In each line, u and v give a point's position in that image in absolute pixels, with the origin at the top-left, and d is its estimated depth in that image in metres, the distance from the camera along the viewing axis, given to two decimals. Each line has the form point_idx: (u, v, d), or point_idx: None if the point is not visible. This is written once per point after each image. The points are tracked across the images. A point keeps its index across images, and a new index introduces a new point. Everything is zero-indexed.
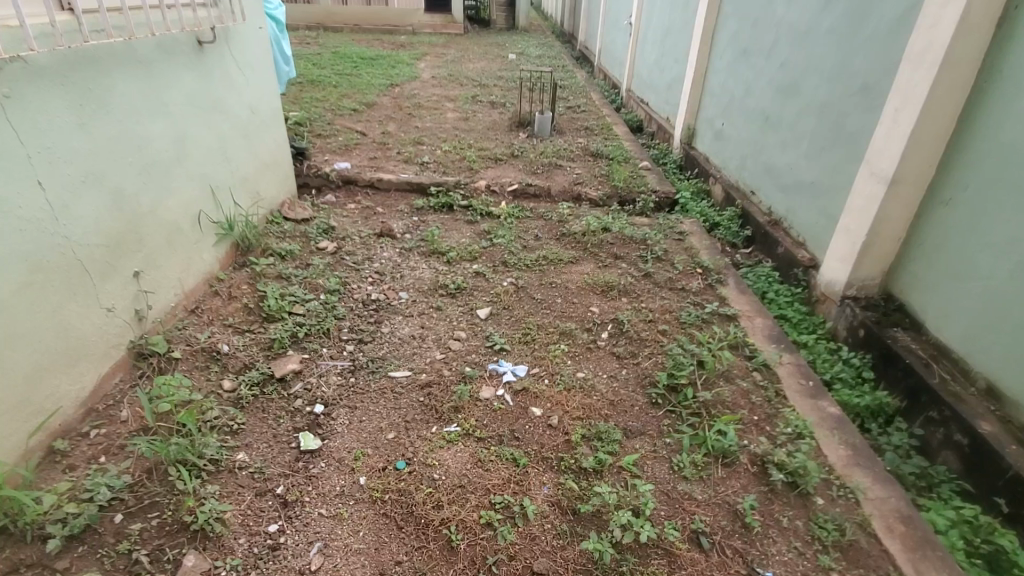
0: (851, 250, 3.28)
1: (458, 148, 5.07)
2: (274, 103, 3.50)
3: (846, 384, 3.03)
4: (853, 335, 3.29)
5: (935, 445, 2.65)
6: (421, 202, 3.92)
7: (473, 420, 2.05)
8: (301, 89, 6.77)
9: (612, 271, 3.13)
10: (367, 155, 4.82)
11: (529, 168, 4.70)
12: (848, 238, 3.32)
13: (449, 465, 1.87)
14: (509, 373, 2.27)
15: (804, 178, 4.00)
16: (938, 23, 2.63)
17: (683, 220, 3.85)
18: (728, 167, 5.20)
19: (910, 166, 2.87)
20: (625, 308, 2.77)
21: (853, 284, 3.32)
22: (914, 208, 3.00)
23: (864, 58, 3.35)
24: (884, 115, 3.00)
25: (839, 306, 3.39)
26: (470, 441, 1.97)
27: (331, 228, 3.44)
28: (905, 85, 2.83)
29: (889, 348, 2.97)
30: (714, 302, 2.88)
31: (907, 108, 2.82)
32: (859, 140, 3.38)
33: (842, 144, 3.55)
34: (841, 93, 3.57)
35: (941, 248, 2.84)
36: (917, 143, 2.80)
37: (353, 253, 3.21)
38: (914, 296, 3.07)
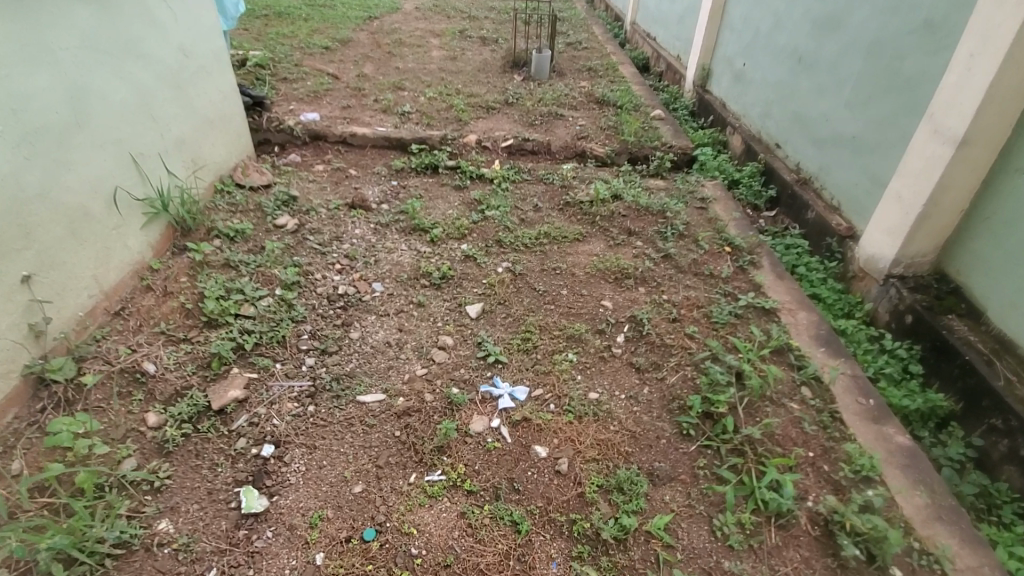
0: (901, 222, 2.76)
1: (444, 94, 4.42)
2: (218, 44, 2.87)
3: (891, 381, 2.58)
4: (897, 320, 2.83)
5: (996, 458, 2.23)
6: (400, 163, 3.35)
7: (463, 465, 1.64)
8: (266, 23, 5.94)
9: (625, 252, 2.65)
10: (339, 103, 4.17)
11: (526, 118, 4.09)
12: (898, 208, 2.79)
13: (431, 531, 1.48)
14: (506, 398, 1.83)
15: (843, 131, 3.42)
16: None
17: (705, 183, 3.32)
18: (749, 116, 4.58)
19: (986, 122, 2.33)
20: (643, 302, 2.31)
21: (901, 261, 2.81)
22: (984, 174, 2.47)
23: None
24: (955, 56, 2.43)
25: (879, 285, 2.92)
26: (457, 494, 1.57)
27: (292, 199, 2.90)
28: (986, 18, 2.26)
29: (945, 340, 2.51)
30: (747, 292, 2.42)
31: (987, 48, 2.26)
32: (919, 88, 2.81)
33: (897, 93, 2.97)
34: (898, 29, 2.96)
35: (1011, 224, 2.36)
36: (998, 93, 2.25)
37: (318, 232, 2.70)
38: (975, 277, 2.57)
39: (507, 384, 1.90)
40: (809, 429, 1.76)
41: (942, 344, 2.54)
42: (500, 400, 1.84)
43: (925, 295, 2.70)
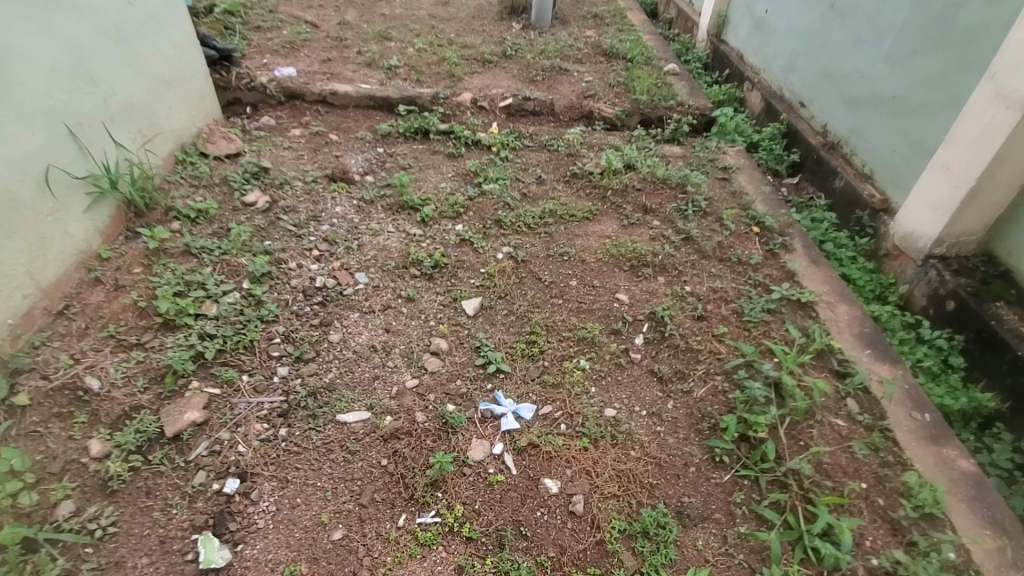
0: (947, 197, 2.43)
1: (435, 45, 3.96)
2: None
3: (929, 376, 2.35)
4: (936, 305, 2.54)
5: None
6: (386, 127, 2.97)
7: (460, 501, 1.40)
8: None
9: (641, 231, 2.33)
10: (317, 56, 3.72)
11: (526, 74, 3.67)
12: (945, 181, 2.46)
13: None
14: (510, 419, 1.58)
15: (879, 90, 3.04)
16: None
17: (726, 149, 2.95)
18: (770, 70, 4.14)
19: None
20: (663, 295, 2.02)
21: (945, 241, 2.50)
22: None
23: None
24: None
25: (916, 266, 2.63)
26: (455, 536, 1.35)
27: (263, 171, 2.55)
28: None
29: (994, 333, 2.27)
30: (780, 281, 2.14)
31: None
32: (979, 41, 2.44)
33: (950, 46, 2.59)
34: None
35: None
36: None
37: (293, 212, 2.37)
38: None
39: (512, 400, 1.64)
40: (860, 454, 1.53)
41: (988, 336, 2.30)
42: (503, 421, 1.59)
43: (972, 279, 2.44)
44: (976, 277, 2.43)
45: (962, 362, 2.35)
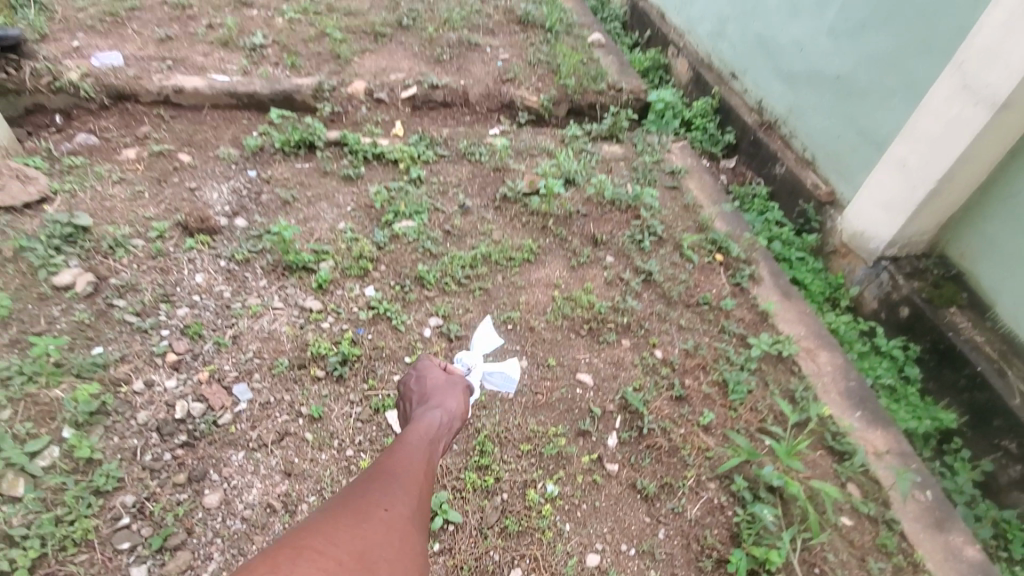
0: (905, 197, 2.28)
1: (310, 12, 3.17)
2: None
3: (889, 394, 2.20)
4: (890, 312, 2.42)
5: (1004, 482, 1.97)
6: (256, 141, 2.30)
7: (446, 390, 1.26)
8: None
9: (592, 272, 1.94)
10: (153, 33, 2.86)
11: (429, 51, 3.02)
12: (902, 179, 2.28)
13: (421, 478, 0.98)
14: (506, 370, 1.50)
15: (824, 69, 2.73)
16: None
17: (670, 146, 2.60)
18: (696, 34, 3.60)
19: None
20: (632, 367, 1.68)
21: (897, 243, 2.38)
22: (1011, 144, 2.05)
23: None
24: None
25: (867, 266, 2.49)
26: (447, 436, 1.17)
27: (81, 230, 1.86)
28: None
29: (950, 344, 2.18)
30: (755, 329, 1.84)
31: None
32: (935, 28, 2.21)
33: (898, 29, 2.36)
34: None
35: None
36: None
37: (132, 291, 1.74)
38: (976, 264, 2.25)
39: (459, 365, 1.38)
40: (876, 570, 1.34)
41: (946, 348, 2.19)
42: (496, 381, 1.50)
43: (925, 283, 2.33)
44: (927, 280, 2.34)
45: (918, 374, 2.24)
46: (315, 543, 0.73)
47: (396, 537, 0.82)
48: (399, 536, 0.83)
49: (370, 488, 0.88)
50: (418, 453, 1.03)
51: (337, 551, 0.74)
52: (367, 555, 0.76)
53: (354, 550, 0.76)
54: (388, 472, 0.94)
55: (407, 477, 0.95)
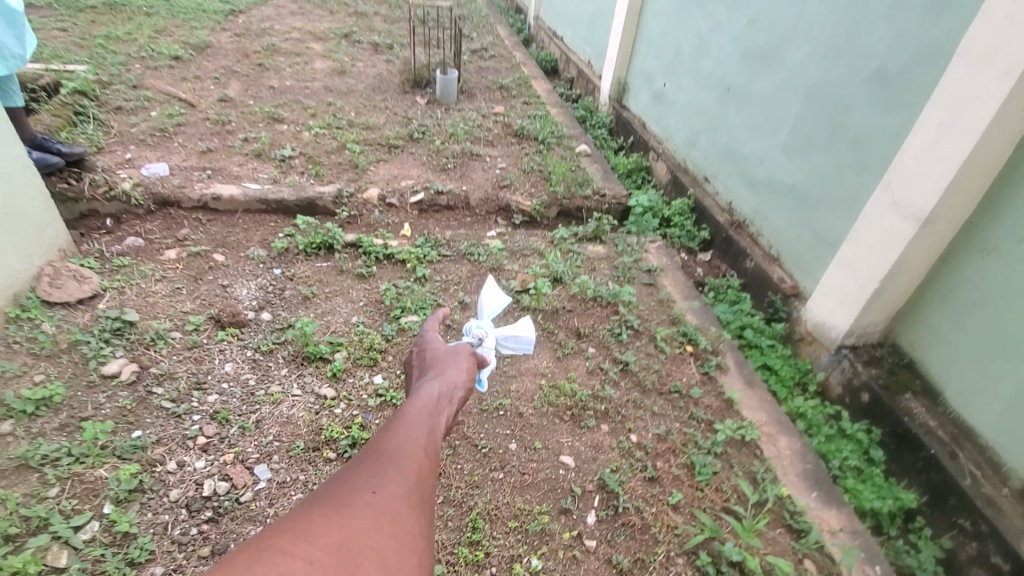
0: (854, 292, 2.53)
1: (333, 128, 3.64)
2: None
3: (855, 474, 2.36)
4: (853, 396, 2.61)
5: (965, 560, 2.09)
6: (282, 243, 2.63)
7: (449, 367, 1.24)
8: (88, 24, 4.73)
9: (575, 362, 2.19)
10: (196, 146, 3.29)
11: (435, 161, 3.44)
12: (851, 277, 2.55)
13: (422, 460, 0.93)
14: (520, 331, 1.62)
15: (780, 178, 3.05)
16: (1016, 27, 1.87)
17: (648, 246, 2.92)
18: (673, 141, 3.98)
19: (952, 200, 2.15)
20: (610, 450, 1.88)
21: (853, 333, 2.59)
22: (940, 248, 2.29)
23: (880, 37, 2.41)
24: (920, 120, 2.23)
25: (830, 354, 2.70)
26: (451, 402, 1.15)
27: (128, 324, 2.13)
28: (956, 92, 2.06)
29: (905, 428, 2.36)
30: (721, 414, 2.06)
31: (955, 129, 2.07)
32: (865, 150, 2.52)
33: (837, 149, 2.68)
34: (840, 78, 2.62)
35: (977, 304, 2.19)
36: (966, 172, 2.07)
37: (170, 379, 1.98)
38: (924, 354, 2.44)
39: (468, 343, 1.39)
40: None
41: (904, 432, 2.37)
42: (514, 345, 1.62)
43: (881, 371, 2.53)
44: (883, 367, 2.54)
45: (881, 456, 2.41)
46: (297, 531, 0.70)
47: (391, 499, 0.82)
48: (395, 520, 0.79)
49: (360, 473, 0.85)
50: (418, 419, 1.04)
51: (320, 538, 0.70)
52: (352, 542, 0.72)
53: (336, 536, 0.71)
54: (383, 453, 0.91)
55: (406, 459, 0.91)
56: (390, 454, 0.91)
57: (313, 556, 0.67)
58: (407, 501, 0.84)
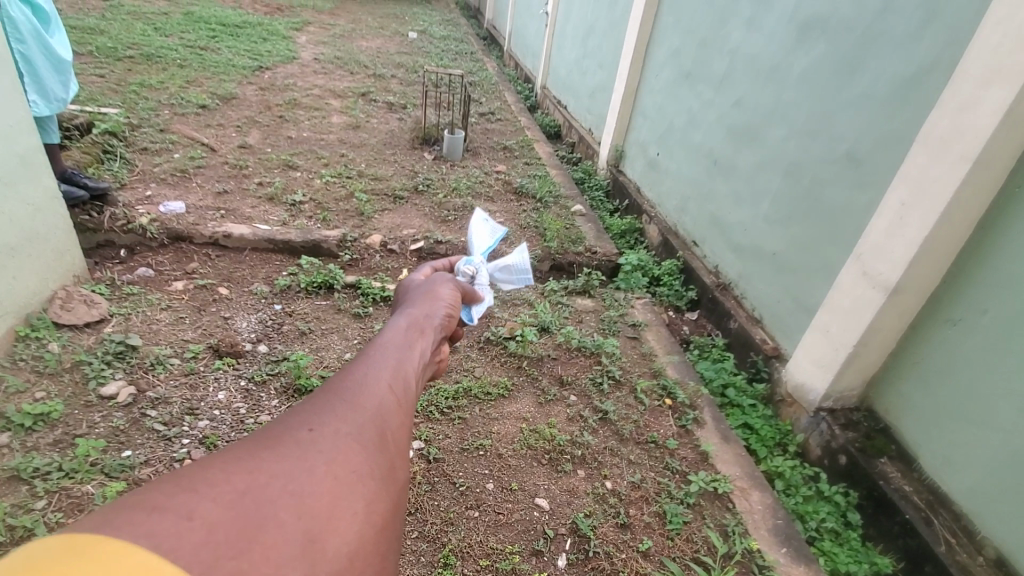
0: (830, 358, 2.44)
1: (344, 177, 3.87)
2: (21, 110, 2.16)
3: (831, 536, 2.21)
4: (830, 458, 2.44)
5: None
6: (285, 281, 2.76)
7: (426, 316, 1.13)
8: (125, 72, 5.10)
9: (557, 409, 2.27)
10: (213, 187, 3.49)
11: (437, 212, 3.64)
12: (826, 341, 2.47)
13: (387, 401, 0.79)
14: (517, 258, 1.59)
15: (761, 245, 3.12)
16: (968, 108, 1.89)
17: (634, 302, 3.05)
18: (664, 206, 4.20)
19: (920, 272, 2.09)
20: (585, 495, 1.93)
21: (830, 397, 2.47)
22: (912, 317, 2.21)
23: (848, 118, 2.53)
24: (888, 196, 2.22)
25: (809, 416, 2.55)
26: (420, 347, 1.02)
27: (130, 349, 2.23)
28: (919, 168, 2.06)
29: (881, 493, 2.20)
30: (695, 466, 2.11)
31: (920, 201, 2.04)
32: (838, 222, 2.57)
33: (812, 220, 2.74)
34: (813, 154, 2.74)
35: (947, 377, 2.09)
36: (932, 243, 2.02)
37: (164, 404, 2.05)
38: (899, 419, 2.31)
39: (452, 288, 1.29)
40: None
41: (879, 496, 2.21)
42: (510, 275, 1.59)
43: (858, 434, 2.37)
44: (860, 431, 2.38)
45: (858, 520, 2.24)
46: (203, 471, 0.54)
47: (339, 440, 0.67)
48: (339, 465, 0.64)
49: (303, 409, 0.70)
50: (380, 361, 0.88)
51: (223, 487, 0.53)
52: (267, 490, 0.56)
53: (246, 483, 0.55)
54: (338, 391, 0.76)
55: (364, 396, 0.77)
56: (346, 392, 0.77)
57: (205, 505, 0.50)
58: (362, 445, 0.70)
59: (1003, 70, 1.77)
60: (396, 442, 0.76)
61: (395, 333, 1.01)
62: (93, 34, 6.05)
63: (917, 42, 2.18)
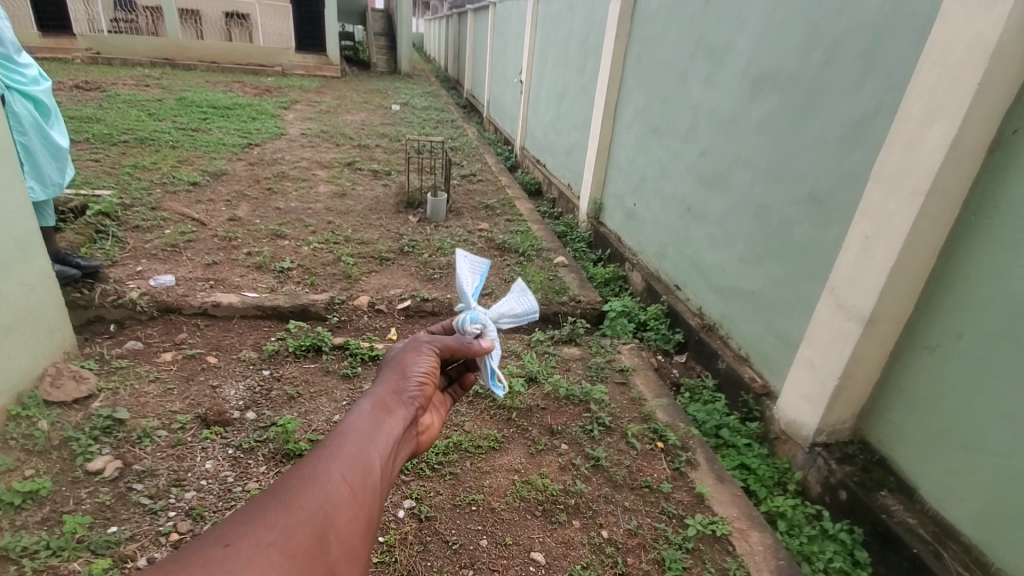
0: (817, 391, 2.43)
1: (331, 243, 3.98)
2: (20, 196, 2.26)
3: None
4: (830, 494, 2.39)
5: None
6: (273, 346, 2.79)
7: (396, 392, 1.19)
8: (119, 156, 5.29)
9: (549, 458, 2.26)
10: (202, 259, 3.56)
11: (423, 271, 3.73)
12: (812, 375, 2.47)
13: (325, 504, 0.89)
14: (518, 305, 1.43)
15: (740, 285, 3.19)
16: (914, 145, 2.00)
17: (620, 348, 3.09)
18: (645, 253, 4.31)
19: (892, 302, 2.14)
20: (581, 546, 1.89)
21: (823, 431, 2.45)
22: (891, 345, 2.25)
23: (807, 161, 2.67)
24: (852, 230, 2.31)
25: (804, 452, 2.51)
26: (389, 426, 1.11)
27: (118, 423, 2.21)
28: (877, 204, 2.16)
29: (885, 527, 2.14)
30: (692, 509, 2.09)
31: (882, 234, 2.12)
32: (809, 258, 2.65)
33: (785, 258, 2.82)
34: (779, 197, 2.86)
35: (933, 402, 2.09)
36: (900, 272, 2.08)
37: (150, 476, 2.02)
38: (893, 450, 2.28)
39: (430, 355, 1.30)
40: None
41: (884, 530, 2.14)
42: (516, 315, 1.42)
43: (854, 467, 2.33)
44: (856, 463, 2.35)
45: (867, 557, 2.16)
46: None
47: (262, 552, 0.78)
48: None
49: (241, 518, 0.81)
50: (336, 452, 0.98)
51: None
52: None
53: None
54: (276, 498, 0.87)
55: (302, 504, 0.87)
56: (282, 498, 0.87)
57: None
58: (283, 556, 0.80)
59: (941, 111, 1.90)
60: (330, 544, 0.86)
61: (359, 418, 1.09)
62: (90, 123, 6.31)
63: (860, 89, 2.35)
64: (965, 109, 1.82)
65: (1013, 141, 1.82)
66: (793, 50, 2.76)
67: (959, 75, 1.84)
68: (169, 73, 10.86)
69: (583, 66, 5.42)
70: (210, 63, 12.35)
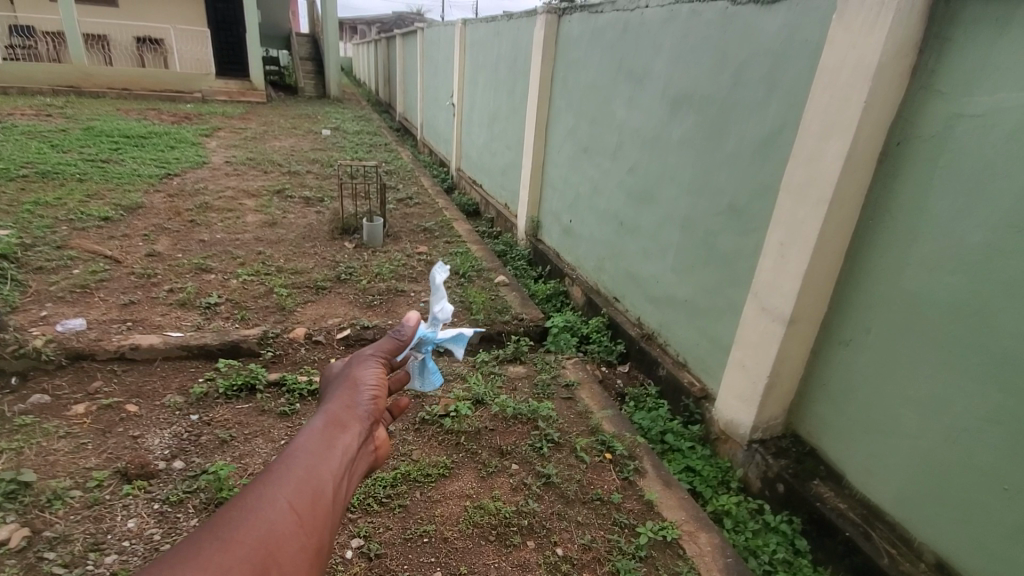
0: (750, 391, 2.55)
1: (262, 274, 3.81)
2: None
3: (785, 568, 2.20)
4: (769, 488, 2.50)
5: None
6: (202, 388, 2.62)
7: (348, 408, 1.15)
8: (17, 192, 4.85)
9: (500, 480, 2.25)
10: (118, 300, 3.31)
11: (362, 298, 3.65)
12: (744, 376, 2.59)
13: (268, 537, 0.84)
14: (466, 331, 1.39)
15: (673, 294, 3.32)
16: (816, 157, 2.18)
17: (565, 363, 3.13)
18: (583, 267, 4.41)
19: (808, 302, 2.30)
20: (536, 566, 1.88)
21: (758, 427, 2.57)
22: (812, 342, 2.40)
23: (725, 174, 2.83)
24: (768, 237, 2.46)
25: (743, 449, 2.62)
26: (342, 442, 1.06)
27: (24, 486, 1.99)
28: (788, 213, 2.32)
29: (820, 515, 2.26)
30: (642, 516, 2.12)
31: (795, 238, 2.28)
32: (733, 265, 2.80)
33: (713, 266, 2.96)
34: (703, 208, 3.02)
35: (851, 392, 2.25)
36: (813, 274, 2.23)
37: (64, 542, 1.83)
38: (821, 440, 2.42)
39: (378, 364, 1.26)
40: None
41: (820, 518, 2.26)
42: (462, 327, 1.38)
43: (789, 460, 2.46)
44: (790, 456, 2.47)
45: (806, 545, 2.26)
46: None
47: None
48: None
49: (173, 560, 0.76)
50: (282, 478, 0.93)
51: None
52: None
53: None
54: (214, 533, 0.81)
55: (242, 541, 0.81)
56: (222, 534, 0.81)
57: None
58: None
59: (836, 126, 2.08)
60: None
61: (309, 437, 1.04)
62: None
63: (766, 108, 2.53)
64: (856, 125, 1.99)
65: (897, 153, 2.02)
66: (704, 74, 2.95)
67: (847, 96, 2.02)
68: (73, 102, 10.13)
69: (512, 89, 5.54)
70: (120, 90, 11.64)
